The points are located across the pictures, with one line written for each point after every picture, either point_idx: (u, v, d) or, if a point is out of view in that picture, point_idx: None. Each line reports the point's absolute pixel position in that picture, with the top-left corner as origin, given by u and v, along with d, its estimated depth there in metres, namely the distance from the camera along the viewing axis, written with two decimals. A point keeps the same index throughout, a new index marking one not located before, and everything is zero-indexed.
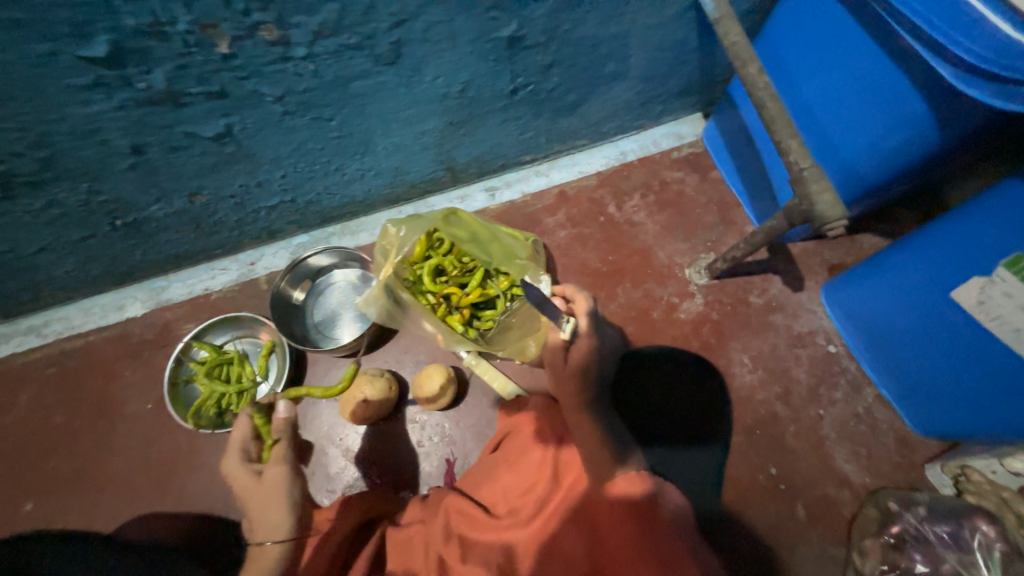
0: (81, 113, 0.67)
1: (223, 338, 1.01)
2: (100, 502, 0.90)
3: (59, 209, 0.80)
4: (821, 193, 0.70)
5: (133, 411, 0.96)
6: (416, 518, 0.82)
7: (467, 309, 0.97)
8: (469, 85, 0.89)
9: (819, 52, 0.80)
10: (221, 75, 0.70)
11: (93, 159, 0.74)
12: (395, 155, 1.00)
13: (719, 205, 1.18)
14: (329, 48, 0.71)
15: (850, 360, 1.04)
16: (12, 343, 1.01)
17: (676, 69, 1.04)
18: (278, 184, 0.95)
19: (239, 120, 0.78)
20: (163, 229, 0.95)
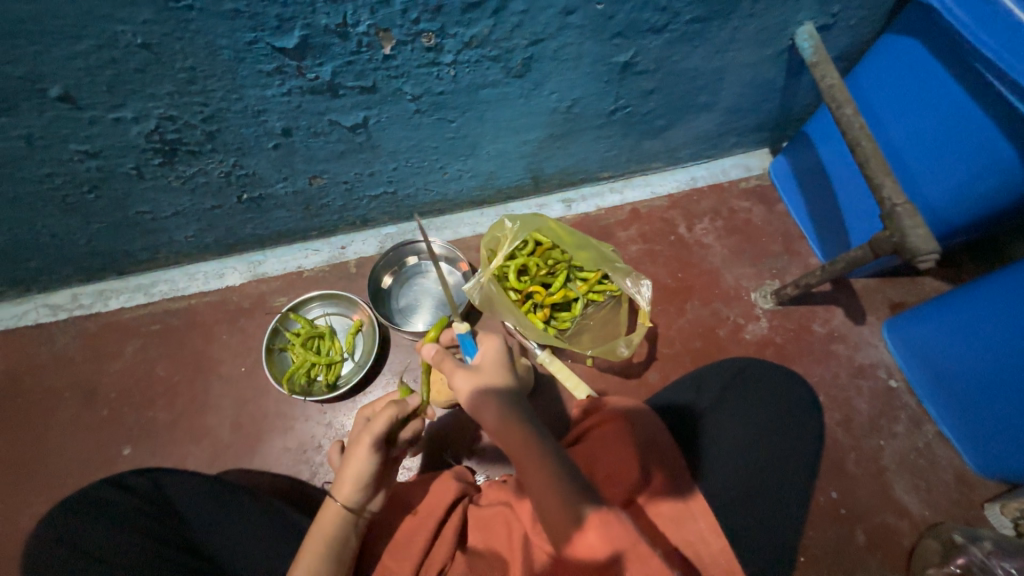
0: (258, 95, 0.76)
1: (316, 314, 1.07)
2: (194, 453, 0.97)
3: (204, 178, 0.90)
4: (914, 228, 0.75)
5: (228, 371, 1.03)
6: (497, 499, 0.85)
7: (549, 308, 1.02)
8: (577, 103, 0.97)
9: (915, 99, 0.86)
10: (377, 73, 0.77)
11: (250, 136, 0.84)
12: (494, 160, 1.08)
13: (785, 236, 1.24)
14: (472, 57, 0.79)
15: (910, 396, 1.07)
16: (122, 298, 1.09)
17: (759, 106, 1.12)
18: (387, 175, 1.03)
19: (376, 114, 0.86)
20: (278, 206, 1.03)
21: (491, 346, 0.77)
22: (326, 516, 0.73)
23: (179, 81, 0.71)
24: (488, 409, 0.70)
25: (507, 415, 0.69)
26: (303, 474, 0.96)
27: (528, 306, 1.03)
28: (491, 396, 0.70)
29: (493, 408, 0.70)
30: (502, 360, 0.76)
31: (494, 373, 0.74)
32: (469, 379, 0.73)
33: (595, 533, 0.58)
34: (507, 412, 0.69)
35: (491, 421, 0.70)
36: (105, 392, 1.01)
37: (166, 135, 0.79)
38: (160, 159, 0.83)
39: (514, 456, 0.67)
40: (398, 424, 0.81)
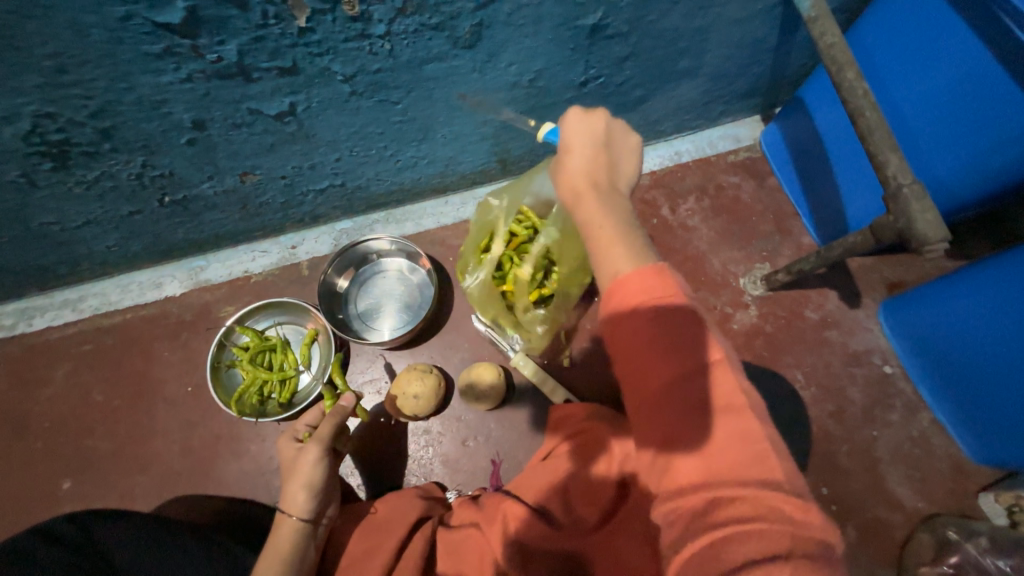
0: (153, 82, 0.63)
1: (265, 323, 0.98)
2: (140, 483, 0.90)
3: (111, 181, 0.78)
4: (922, 212, 0.66)
5: (172, 393, 0.94)
6: (468, 519, 0.79)
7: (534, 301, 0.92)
8: (541, 75, 0.84)
9: (928, 59, 0.75)
10: (295, 51, 0.64)
11: (154, 132, 0.71)
12: (452, 143, 0.96)
13: (775, 215, 1.14)
14: (409, 26, 0.66)
15: (906, 383, 1.01)
16: (47, 317, 0.98)
17: (748, 69, 0.99)
18: (331, 167, 0.91)
19: (304, 98, 0.73)
20: (210, 208, 0.91)
21: (602, 116, 0.59)
22: (280, 536, 0.70)
23: (46, 71, 0.58)
24: (588, 207, 0.55)
25: (601, 207, 0.54)
26: (261, 498, 0.89)
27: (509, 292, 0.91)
28: (592, 188, 0.55)
29: (591, 202, 0.55)
30: (615, 137, 0.59)
31: (599, 158, 0.57)
32: (572, 153, 0.57)
33: (634, 286, 0.48)
34: (609, 198, 0.55)
35: (585, 210, 0.55)
36: (36, 422, 0.92)
37: (48, 135, 0.66)
38: (51, 163, 0.71)
39: (592, 246, 0.54)
40: (343, 429, 0.82)
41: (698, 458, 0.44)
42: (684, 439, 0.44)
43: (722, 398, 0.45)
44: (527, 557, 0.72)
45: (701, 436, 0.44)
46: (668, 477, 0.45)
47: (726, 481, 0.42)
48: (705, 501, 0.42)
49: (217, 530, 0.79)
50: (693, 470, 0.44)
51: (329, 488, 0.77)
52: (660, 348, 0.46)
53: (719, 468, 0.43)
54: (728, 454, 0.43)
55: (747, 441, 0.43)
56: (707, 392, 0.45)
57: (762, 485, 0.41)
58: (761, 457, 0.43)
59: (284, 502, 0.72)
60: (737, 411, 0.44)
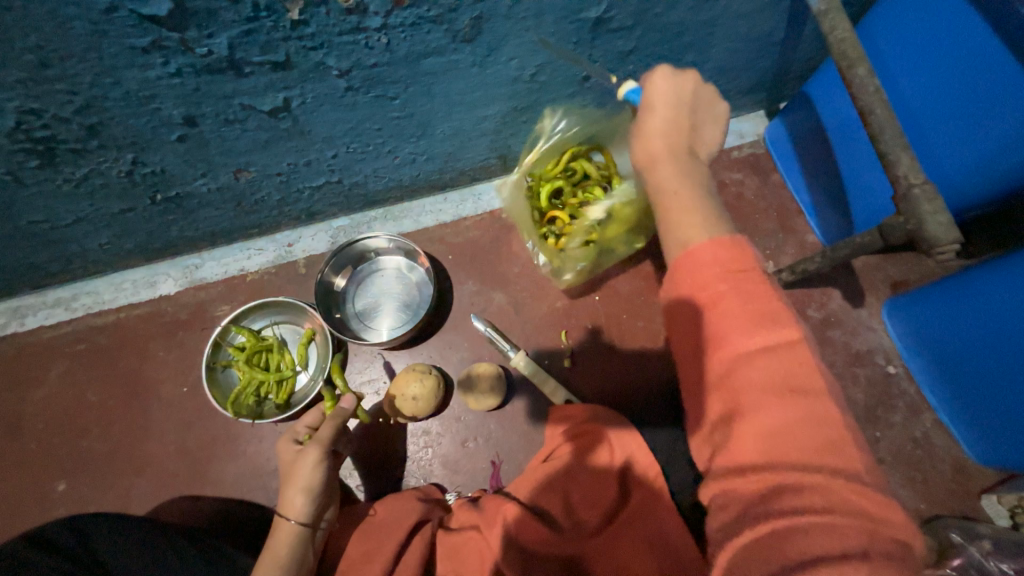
0: (140, 77, 0.61)
1: (261, 323, 0.96)
2: (136, 485, 0.89)
3: (101, 178, 0.76)
4: (933, 214, 0.64)
5: (168, 393, 0.93)
6: (469, 522, 0.78)
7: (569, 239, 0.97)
8: (542, 69, 0.81)
9: (938, 52, 0.73)
10: (288, 44, 0.62)
11: (144, 128, 0.69)
12: (451, 139, 0.93)
13: (779, 212, 1.13)
14: (406, 19, 0.63)
15: (909, 383, 1.00)
16: (39, 316, 0.97)
17: (754, 63, 0.97)
18: (327, 164, 0.89)
19: (298, 94, 0.71)
20: (204, 205, 0.89)
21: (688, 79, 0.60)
22: (278, 540, 0.69)
23: (28, 65, 0.56)
24: (662, 171, 0.59)
25: (675, 173, 0.58)
26: (260, 499, 0.89)
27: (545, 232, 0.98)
28: (668, 154, 0.59)
29: (666, 167, 0.59)
30: (695, 107, 0.61)
31: (679, 122, 0.60)
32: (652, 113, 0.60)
33: (711, 254, 0.50)
34: (684, 164, 0.59)
35: (659, 174, 0.59)
36: (30, 423, 0.91)
37: (34, 132, 0.64)
38: (37, 160, 0.68)
39: (665, 214, 0.58)
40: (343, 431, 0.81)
41: (763, 439, 0.43)
42: (754, 416, 0.43)
43: (802, 380, 0.44)
44: (529, 561, 0.70)
45: (774, 419, 0.43)
46: (727, 455, 0.45)
47: (797, 467, 0.41)
48: (768, 484, 0.41)
49: (218, 537, 0.79)
50: (757, 450, 0.43)
51: (329, 490, 0.76)
52: (738, 311, 0.47)
53: (786, 453, 0.42)
54: (801, 438, 0.42)
55: (821, 427, 0.42)
56: (786, 371, 0.44)
57: (837, 475, 0.40)
58: (836, 445, 0.41)
59: (283, 506, 0.71)
60: (815, 396, 0.43)
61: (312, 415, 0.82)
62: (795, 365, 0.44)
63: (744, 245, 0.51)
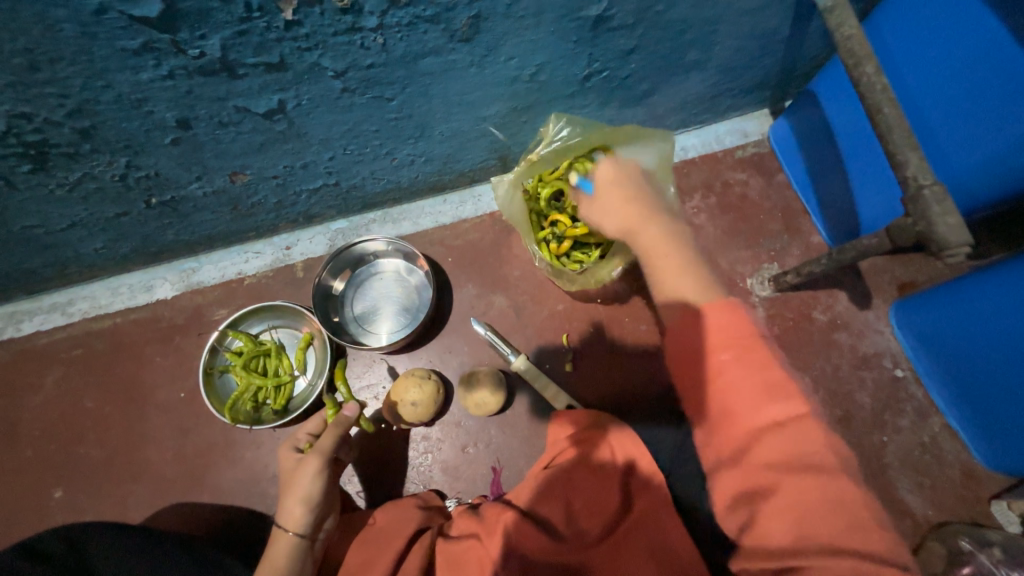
0: (132, 80, 0.60)
1: (259, 328, 0.95)
2: (133, 492, 0.88)
3: (95, 182, 0.75)
4: (943, 215, 0.63)
5: (165, 399, 0.92)
6: (468, 530, 0.77)
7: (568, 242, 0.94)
8: (542, 69, 0.80)
9: (950, 48, 0.71)
10: (282, 46, 0.61)
11: (137, 131, 0.68)
12: (450, 140, 0.92)
13: (784, 213, 1.11)
14: (402, 19, 0.62)
15: (917, 387, 0.98)
16: (36, 321, 0.96)
17: (758, 61, 0.95)
18: (324, 166, 0.88)
19: (294, 96, 0.70)
20: (200, 209, 0.88)
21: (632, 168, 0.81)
22: (276, 550, 0.68)
23: (16, 68, 0.55)
24: (648, 232, 0.70)
25: (663, 239, 0.69)
26: (258, 506, 0.88)
27: (546, 236, 0.95)
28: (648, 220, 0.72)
29: (651, 229, 0.71)
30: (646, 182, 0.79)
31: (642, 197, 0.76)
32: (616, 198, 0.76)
33: (715, 329, 0.57)
34: (666, 227, 0.70)
35: (647, 237, 0.70)
36: (27, 429, 0.90)
37: (25, 136, 0.63)
38: (29, 165, 0.67)
39: (661, 280, 0.67)
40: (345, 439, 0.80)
41: (787, 521, 0.49)
42: (781, 499, 0.49)
43: (812, 456, 0.50)
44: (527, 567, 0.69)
45: (799, 501, 0.49)
46: (755, 535, 0.51)
47: (824, 552, 0.46)
48: (796, 566, 0.47)
49: (218, 550, 0.78)
50: (784, 532, 0.49)
51: (329, 500, 0.75)
52: (741, 382, 0.54)
53: (810, 534, 0.48)
54: (827, 520, 0.47)
55: (841, 505, 0.48)
56: (802, 451, 0.50)
57: (864, 551, 0.45)
58: (858, 523, 0.47)
59: (281, 515, 0.71)
60: (833, 474, 0.49)
61: (314, 422, 0.81)
62: (810, 446, 0.50)
63: (741, 309, 0.58)
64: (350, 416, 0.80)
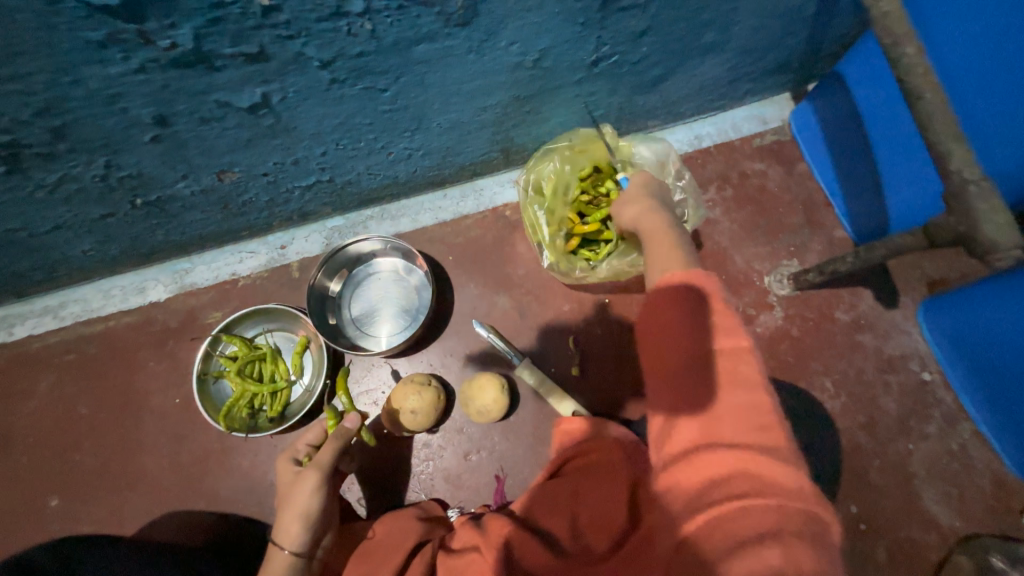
0: (101, 74, 0.55)
1: (254, 331, 0.92)
2: (130, 500, 0.86)
3: (75, 184, 0.71)
4: (991, 214, 0.56)
5: (160, 405, 0.90)
6: (470, 543, 0.74)
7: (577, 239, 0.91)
8: (547, 54, 0.74)
9: (1002, 22, 0.63)
10: (262, 34, 0.56)
11: (113, 129, 0.64)
12: (449, 133, 0.87)
13: (805, 205, 1.04)
14: (392, 2, 0.56)
15: (946, 391, 0.93)
16: (28, 325, 0.93)
17: (782, 41, 0.88)
18: (316, 162, 0.83)
19: (279, 88, 0.65)
20: (188, 209, 0.84)
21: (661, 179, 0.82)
22: (271, 569, 0.66)
23: None
24: (652, 217, 0.69)
25: (662, 227, 0.67)
26: (256, 514, 0.86)
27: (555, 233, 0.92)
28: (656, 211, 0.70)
29: (657, 218, 0.69)
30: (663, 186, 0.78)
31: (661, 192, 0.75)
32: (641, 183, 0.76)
33: (675, 290, 0.53)
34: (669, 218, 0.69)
35: (649, 223, 0.69)
36: (23, 436, 0.89)
37: None
38: (2, 167, 0.64)
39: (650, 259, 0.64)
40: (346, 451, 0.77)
41: (702, 425, 0.46)
42: (695, 406, 0.47)
43: (739, 372, 0.47)
44: None
45: (713, 405, 0.46)
46: (670, 442, 0.48)
47: (730, 449, 0.44)
48: (710, 477, 0.44)
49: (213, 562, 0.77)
50: (695, 435, 0.46)
51: (328, 515, 0.72)
52: (684, 308, 0.51)
53: (722, 436, 0.45)
54: (737, 429, 0.45)
55: (755, 418, 0.45)
56: (724, 369, 0.48)
57: (771, 464, 0.43)
58: (769, 435, 0.45)
59: (277, 532, 0.68)
60: (749, 387, 0.47)
61: (313, 432, 0.78)
62: (737, 362, 0.48)
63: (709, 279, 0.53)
64: (351, 428, 0.76)
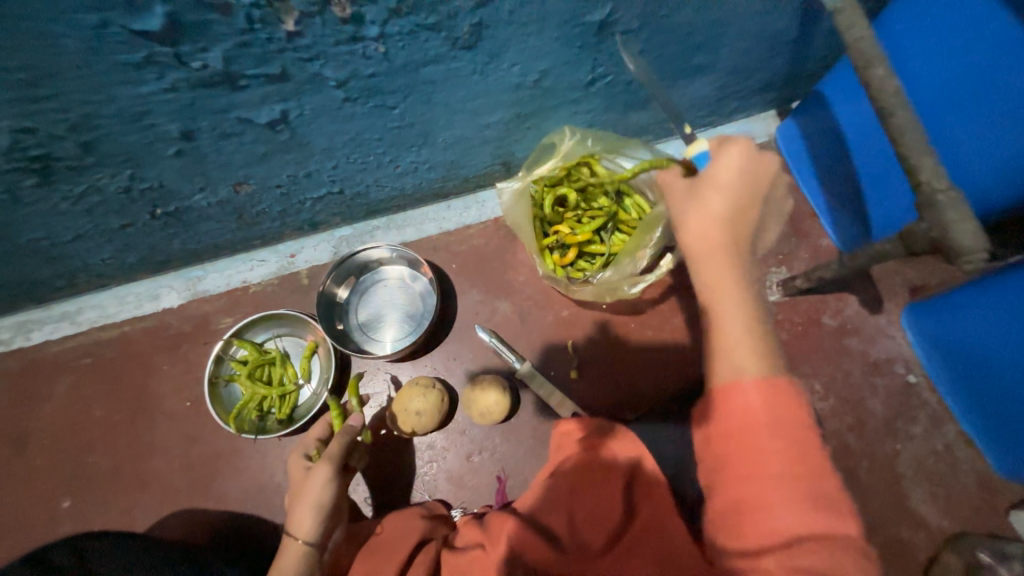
0: (132, 93, 0.60)
1: (264, 336, 0.95)
2: (140, 501, 0.89)
3: (99, 195, 0.75)
4: (961, 222, 0.60)
5: (172, 408, 0.93)
6: (473, 541, 0.77)
7: (573, 250, 0.96)
8: (546, 75, 0.79)
9: (962, 44, 0.68)
10: (284, 56, 0.60)
11: (139, 144, 0.68)
12: (454, 147, 0.92)
13: (792, 216, 1.09)
14: (404, 28, 0.61)
15: (930, 394, 0.96)
16: (45, 330, 0.97)
17: (766, 63, 0.93)
18: (328, 174, 0.88)
19: (296, 106, 0.70)
20: (205, 218, 0.89)
21: (767, 161, 0.61)
22: (283, 560, 0.68)
23: (18, 84, 0.55)
24: (716, 263, 0.59)
25: (729, 267, 0.59)
26: (261, 516, 0.88)
27: (550, 243, 0.96)
28: (724, 248, 0.59)
29: (722, 262, 0.59)
30: (756, 192, 0.61)
31: (744, 210, 0.60)
32: (719, 195, 0.60)
33: (760, 394, 0.54)
34: (736, 257, 0.60)
35: (716, 266, 0.59)
36: (38, 438, 0.92)
37: (29, 150, 0.63)
38: (34, 179, 0.68)
39: (710, 288, 0.60)
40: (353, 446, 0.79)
41: (783, 514, 0.49)
42: (776, 499, 0.50)
43: (811, 465, 0.51)
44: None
45: (787, 523, 0.49)
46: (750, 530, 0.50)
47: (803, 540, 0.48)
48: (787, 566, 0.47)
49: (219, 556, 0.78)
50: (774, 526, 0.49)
51: (338, 509, 0.74)
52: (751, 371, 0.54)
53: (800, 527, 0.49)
54: (819, 549, 0.47)
55: (829, 540, 0.48)
56: (802, 464, 0.51)
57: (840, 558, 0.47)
58: (837, 548, 0.48)
59: (290, 523, 0.70)
60: (822, 480, 0.50)
61: (319, 428, 0.82)
62: (815, 477, 0.50)
63: (791, 386, 0.54)
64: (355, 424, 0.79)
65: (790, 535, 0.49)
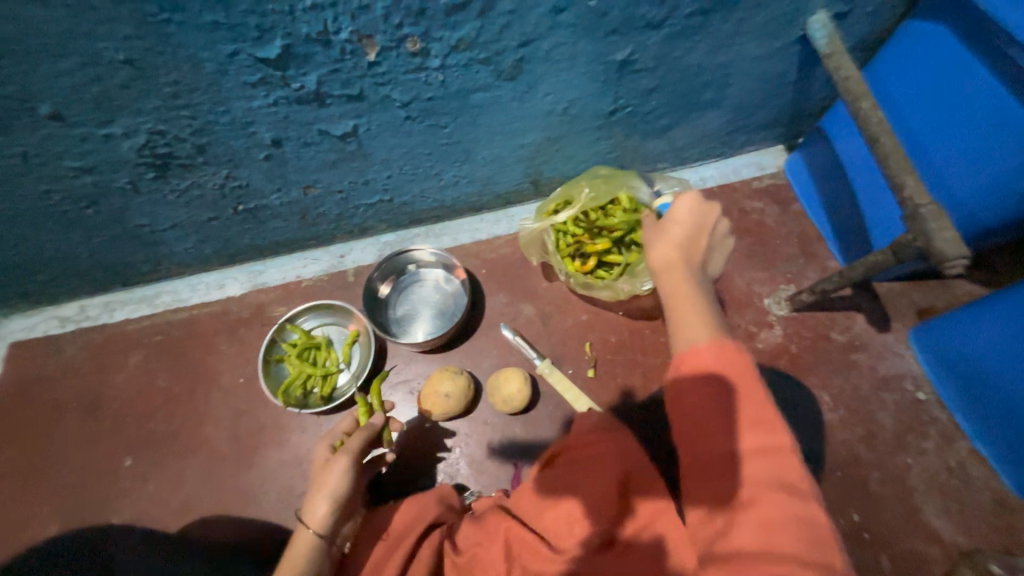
0: (244, 106, 0.75)
1: (312, 323, 1.07)
2: (192, 466, 0.98)
3: (199, 191, 0.90)
4: (941, 231, 0.68)
5: (227, 383, 1.04)
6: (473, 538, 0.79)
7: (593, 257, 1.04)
8: (574, 104, 0.92)
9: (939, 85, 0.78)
10: (364, 81, 0.75)
11: (239, 148, 0.83)
12: (491, 165, 1.05)
13: (800, 238, 1.17)
14: (460, 61, 0.76)
15: (940, 410, 0.98)
16: (126, 310, 1.11)
17: (770, 101, 1.05)
18: (382, 183, 1.01)
19: (366, 122, 0.84)
20: (274, 217, 1.03)
21: (713, 210, 0.70)
22: (295, 548, 0.71)
23: (164, 95, 0.71)
24: (677, 276, 0.67)
25: (687, 281, 0.66)
26: (297, 487, 0.96)
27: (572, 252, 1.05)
28: (682, 266, 0.67)
29: (681, 277, 0.67)
30: (709, 229, 0.70)
31: (697, 239, 0.69)
32: (677, 226, 0.69)
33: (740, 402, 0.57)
34: (693, 273, 0.67)
35: (675, 280, 0.67)
36: (111, 403, 1.04)
37: (157, 149, 0.79)
38: (153, 173, 0.83)
39: (673, 305, 0.66)
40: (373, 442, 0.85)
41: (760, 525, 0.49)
42: (751, 507, 0.50)
43: (789, 478, 0.52)
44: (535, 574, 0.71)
45: (766, 534, 0.48)
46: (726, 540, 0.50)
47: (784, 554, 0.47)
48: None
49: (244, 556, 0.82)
50: (755, 534, 0.49)
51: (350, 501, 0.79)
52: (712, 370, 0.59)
53: (777, 540, 0.48)
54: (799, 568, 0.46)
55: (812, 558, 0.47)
56: (777, 473, 0.52)
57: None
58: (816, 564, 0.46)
59: (305, 513, 0.74)
60: (801, 496, 0.51)
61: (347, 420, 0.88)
62: (794, 485, 0.51)
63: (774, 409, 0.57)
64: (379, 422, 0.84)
65: (774, 547, 0.47)
